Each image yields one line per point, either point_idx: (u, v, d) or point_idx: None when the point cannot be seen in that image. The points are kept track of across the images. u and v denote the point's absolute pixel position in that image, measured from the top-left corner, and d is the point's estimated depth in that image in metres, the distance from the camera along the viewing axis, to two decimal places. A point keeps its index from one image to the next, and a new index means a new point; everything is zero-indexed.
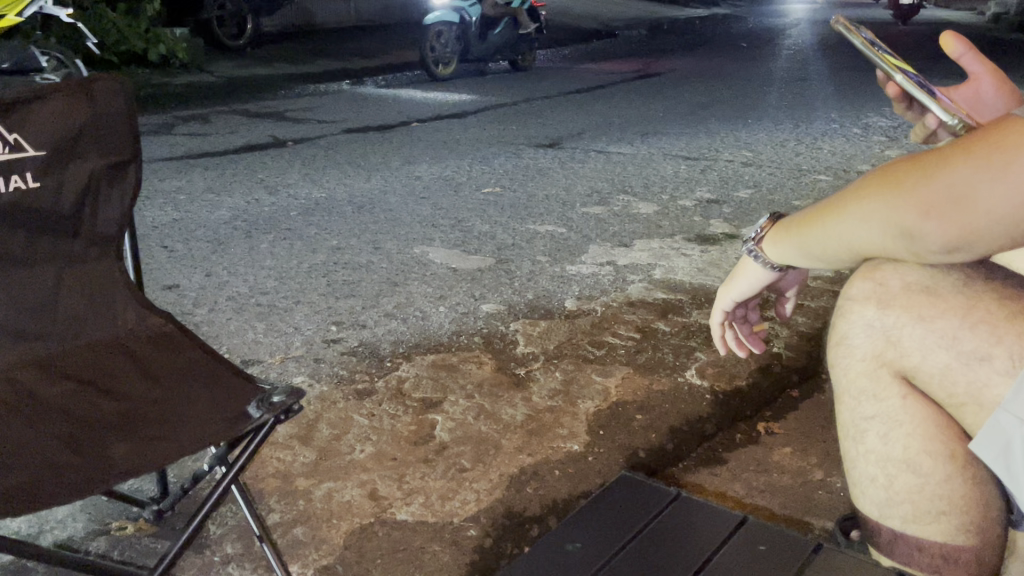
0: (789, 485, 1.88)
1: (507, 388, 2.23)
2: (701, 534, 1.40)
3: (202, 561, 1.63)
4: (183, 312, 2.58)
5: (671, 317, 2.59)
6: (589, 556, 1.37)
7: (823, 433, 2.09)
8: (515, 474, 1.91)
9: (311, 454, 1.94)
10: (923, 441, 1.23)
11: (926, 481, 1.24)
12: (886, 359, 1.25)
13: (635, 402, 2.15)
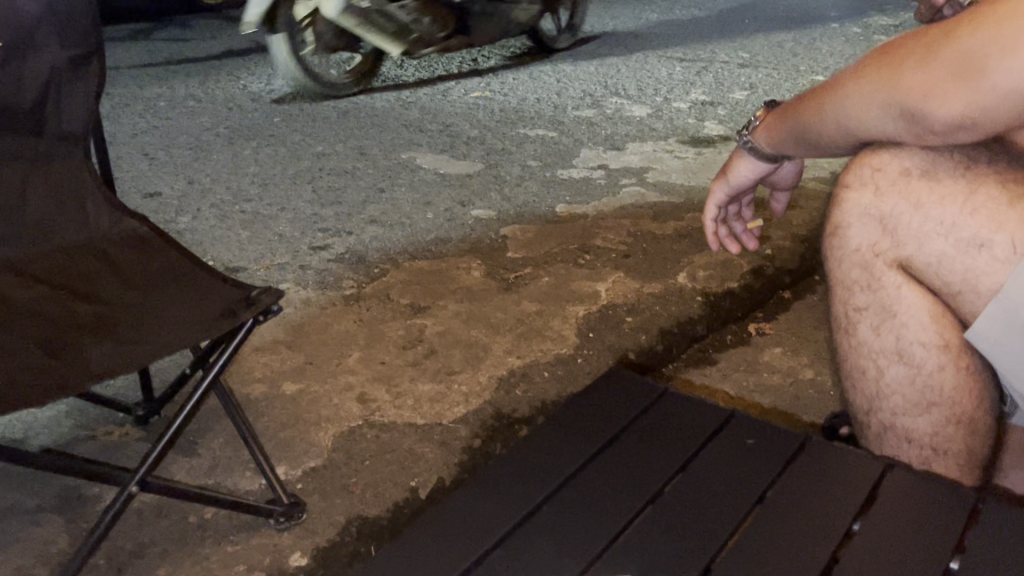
0: (778, 383, 1.86)
1: (495, 293, 2.22)
2: (701, 425, 1.17)
3: (194, 464, 1.66)
4: (165, 219, 2.55)
5: (663, 220, 2.56)
6: (560, 459, 1.12)
7: (815, 332, 2.06)
8: (503, 376, 1.91)
9: (301, 362, 1.96)
10: (918, 331, 1.11)
11: (918, 372, 1.11)
12: (880, 246, 1.14)
13: (624, 304, 2.14)
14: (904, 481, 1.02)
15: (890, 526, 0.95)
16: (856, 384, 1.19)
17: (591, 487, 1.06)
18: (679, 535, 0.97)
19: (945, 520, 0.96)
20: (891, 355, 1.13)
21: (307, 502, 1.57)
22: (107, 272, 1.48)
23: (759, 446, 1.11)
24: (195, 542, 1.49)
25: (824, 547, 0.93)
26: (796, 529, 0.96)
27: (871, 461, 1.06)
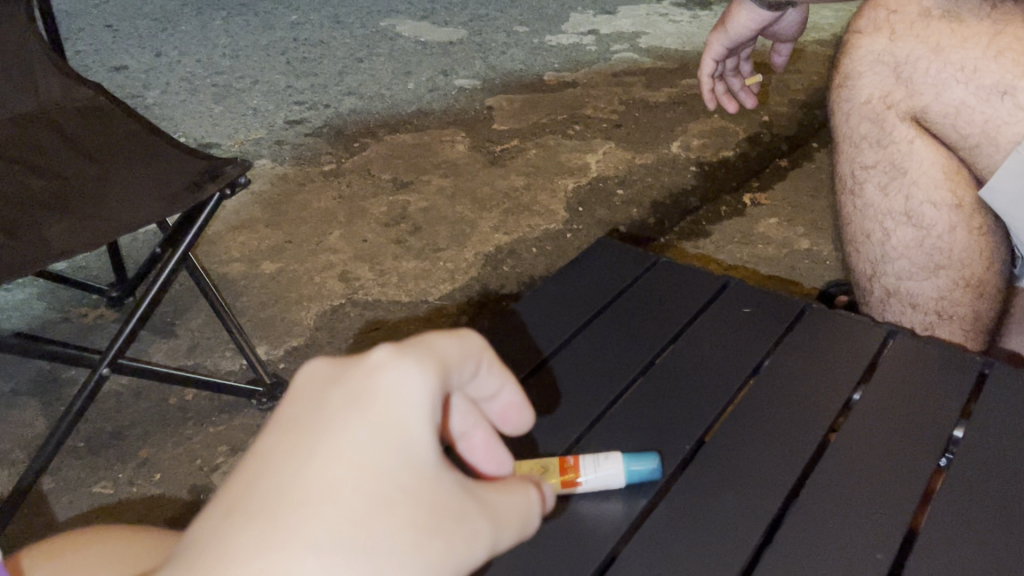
0: (774, 253, 1.80)
1: (481, 166, 2.12)
2: (693, 294, 1.11)
3: (172, 346, 1.61)
4: (132, 93, 2.42)
5: (657, 88, 2.44)
6: (547, 330, 1.07)
7: (814, 199, 1.98)
8: (490, 252, 1.84)
9: (280, 240, 1.89)
10: (929, 191, 1.03)
11: (926, 233, 1.04)
12: (892, 97, 1.05)
13: (616, 176, 2.05)
14: (908, 347, 0.97)
15: (889, 393, 0.91)
16: (860, 248, 1.13)
17: (578, 360, 1.01)
18: (671, 406, 0.93)
19: (948, 386, 0.91)
20: (899, 217, 1.06)
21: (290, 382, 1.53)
22: (62, 144, 1.40)
23: (754, 315, 1.06)
24: (175, 423, 1.45)
25: (823, 415, 0.89)
26: (792, 397, 0.92)
27: (873, 327, 1.01)
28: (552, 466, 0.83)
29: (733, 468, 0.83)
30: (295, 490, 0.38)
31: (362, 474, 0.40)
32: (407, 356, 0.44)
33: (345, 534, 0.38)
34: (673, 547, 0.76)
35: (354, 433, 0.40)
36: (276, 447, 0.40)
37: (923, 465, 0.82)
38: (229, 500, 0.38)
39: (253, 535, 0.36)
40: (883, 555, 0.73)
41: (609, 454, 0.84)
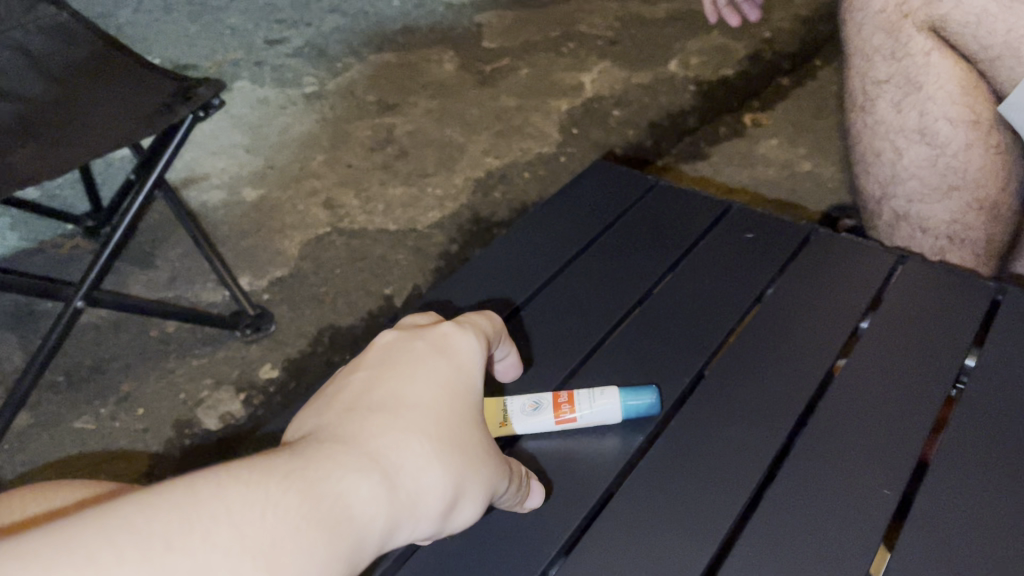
0: (775, 176, 1.73)
1: (471, 87, 2.04)
2: (693, 220, 1.06)
3: (151, 277, 1.56)
4: (103, 12, 2.31)
5: (654, 3, 2.34)
6: (541, 259, 1.02)
7: (817, 119, 1.90)
8: (480, 178, 1.77)
9: (262, 166, 1.82)
10: (945, 106, 0.96)
11: (941, 153, 0.98)
12: (907, 7, 0.97)
13: (611, 97, 1.98)
14: (918, 274, 0.92)
15: (898, 321, 0.87)
16: (869, 170, 1.09)
17: (573, 289, 0.97)
18: (669, 338, 0.88)
19: (960, 313, 0.87)
20: (913, 134, 1.00)
21: (275, 314, 1.48)
22: (25, 67, 1.31)
23: (757, 242, 1.01)
24: (158, 357, 1.41)
25: (829, 345, 0.85)
26: (797, 327, 0.87)
27: (881, 254, 0.96)
28: (545, 401, 0.80)
29: (734, 402, 0.79)
30: (403, 398, 0.59)
31: (437, 382, 0.62)
32: (465, 328, 0.70)
33: (440, 424, 0.58)
34: (669, 485, 0.72)
35: (445, 364, 0.64)
36: (392, 367, 0.63)
37: (934, 397, 0.78)
38: (354, 404, 0.58)
39: (399, 403, 0.59)
40: (889, 492, 0.69)
41: (605, 389, 0.80)
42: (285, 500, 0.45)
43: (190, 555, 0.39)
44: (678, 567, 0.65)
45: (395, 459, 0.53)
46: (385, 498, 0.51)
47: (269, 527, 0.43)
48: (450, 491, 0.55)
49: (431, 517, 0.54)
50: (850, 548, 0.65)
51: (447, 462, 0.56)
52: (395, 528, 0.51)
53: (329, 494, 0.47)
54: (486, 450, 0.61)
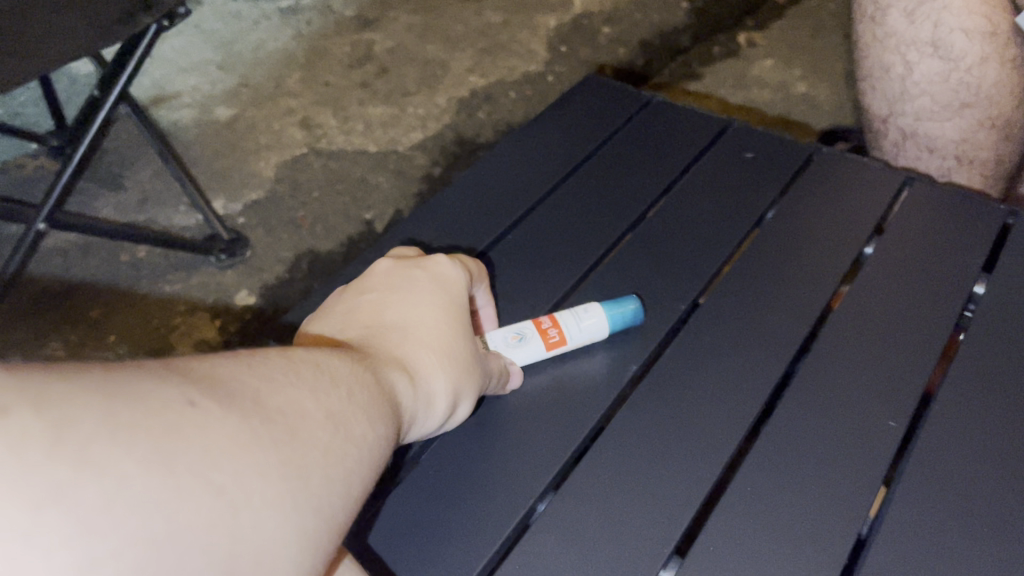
0: (770, 98, 1.67)
1: (455, 2, 1.95)
2: (690, 139, 1.00)
3: (120, 199, 1.49)
4: None
5: None
6: (530, 180, 0.97)
7: (814, 39, 1.83)
8: (464, 98, 1.69)
9: (235, 83, 1.74)
10: (960, 16, 0.89)
11: (953, 68, 0.91)
12: None
13: (601, 14, 1.89)
14: (927, 195, 0.88)
15: (903, 247, 0.82)
16: (876, 86, 1.03)
17: (563, 212, 0.92)
18: (663, 264, 0.84)
19: (968, 239, 0.83)
20: (925, 48, 0.93)
21: (250, 238, 1.43)
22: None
23: (757, 163, 0.96)
24: (128, 281, 1.36)
25: (833, 270, 0.81)
26: (799, 253, 0.83)
27: (888, 175, 0.91)
28: (529, 330, 0.75)
29: (733, 332, 0.75)
30: (416, 315, 0.62)
31: (445, 296, 0.65)
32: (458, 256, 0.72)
33: (454, 338, 0.62)
34: (664, 418, 0.69)
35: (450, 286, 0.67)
36: (403, 286, 0.65)
37: (941, 326, 0.74)
38: (371, 323, 0.61)
39: (416, 319, 0.62)
40: (894, 424, 0.66)
41: (587, 308, 0.76)
42: (356, 388, 0.49)
43: (330, 401, 0.46)
44: (676, 501, 0.62)
45: (421, 362, 0.58)
46: (414, 395, 0.56)
47: (365, 394, 0.49)
48: (461, 395, 0.61)
49: (441, 418, 0.59)
50: (854, 479, 0.63)
51: (461, 368, 0.61)
52: (415, 423, 0.57)
53: (379, 383, 0.52)
54: (485, 365, 0.66)
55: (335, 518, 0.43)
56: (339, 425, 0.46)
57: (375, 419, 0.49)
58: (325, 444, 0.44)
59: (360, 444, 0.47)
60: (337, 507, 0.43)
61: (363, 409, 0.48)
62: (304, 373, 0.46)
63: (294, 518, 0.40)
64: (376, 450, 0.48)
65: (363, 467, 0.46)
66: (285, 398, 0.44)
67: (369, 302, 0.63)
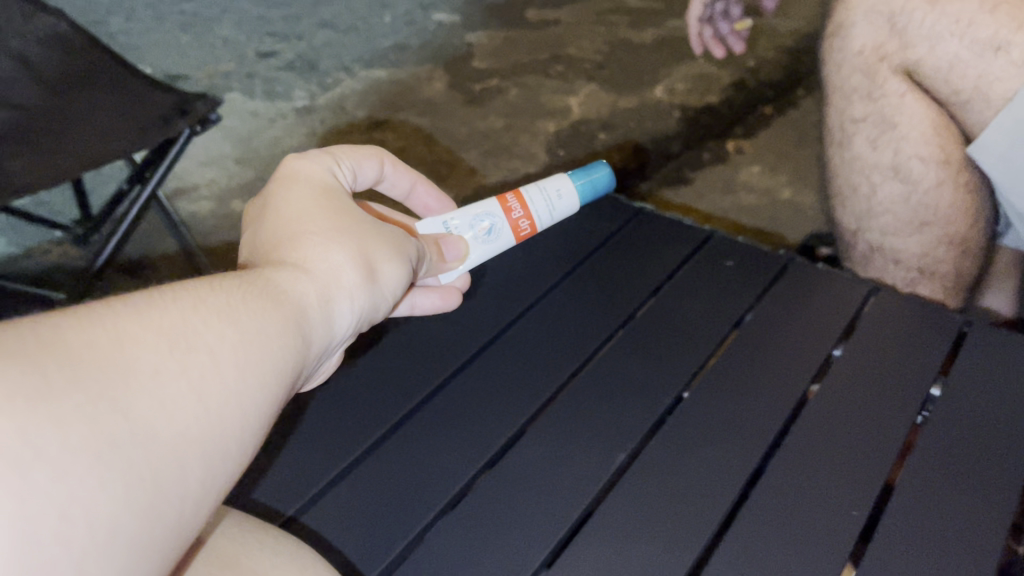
0: (756, 203, 1.77)
1: (460, 106, 2.08)
2: (677, 247, 1.09)
3: (139, 286, 1.58)
4: (95, 21, 2.39)
5: (642, 27, 2.40)
6: (530, 280, 1.06)
7: (797, 148, 1.94)
8: (467, 196, 1.80)
9: (251, 177, 1.85)
10: (917, 145, 1.02)
11: (913, 190, 1.04)
12: (886, 49, 1.04)
13: (598, 120, 2.02)
14: (889, 304, 0.96)
15: (870, 350, 0.90)
16: (845, 203, 1.15)
17: (560, 310, 1.00)
18: (652, 361, 0.91)
19: (928, 344, 0.91)
20: (886, 171, 1.06)
21: None
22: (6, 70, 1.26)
23: (737, 269, 1.05)
24: None
25: (804, 370, 0.88)
26: (777, 352, 0.91)
27: (856, 284, 1.00)
28: (498, 221, 1.00)
29: (715, 422, 0.83)
30: (289, 227, 0.69)
31: (311, 187, 0.74)
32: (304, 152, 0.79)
33: (330, 228, 0.70)
34: (652, 502, 0.75)
35: (308, 184, 0.75)
36: (269, 207, 0.72)
37: (901, 423, 0.81)
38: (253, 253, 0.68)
39: (294, 226, 0.69)
40: (858, 512, 0.73)
41: (553, 193, 1.05)
42: (209, 305, 0.53)
43: (163, 320, 0.48)
44: None
45: (311, 251, 0.67)
46: (316, 279, 0.65)
47: (218, 307, 0.53)
48: (366, 260, 0.70)
49: (366, 283, 0.69)
50: (819, 562, 0.69)
51: (351, 239, 0.70)
52: (337, 301, 0.66)
53: (271, 287, 0.61)
54: (382, 230, 0.74)
55: (192, 440, 0.46)
56: (178, 348, 0.48)
57: (225, 337, 0.52)
58: (163, 369, 0.46)
59: (210, 361, 0.49)
60: (189, 430, 0.46)
61: (210, 328, 0.51)
62: (129, 306, 0.48)
63: (140, 451, 0.42)
64: (231, 357, 0.51)
65: (217, 383, 0.49)
66: (104, 326, 0.45)
67: (255, 226, 0.73)
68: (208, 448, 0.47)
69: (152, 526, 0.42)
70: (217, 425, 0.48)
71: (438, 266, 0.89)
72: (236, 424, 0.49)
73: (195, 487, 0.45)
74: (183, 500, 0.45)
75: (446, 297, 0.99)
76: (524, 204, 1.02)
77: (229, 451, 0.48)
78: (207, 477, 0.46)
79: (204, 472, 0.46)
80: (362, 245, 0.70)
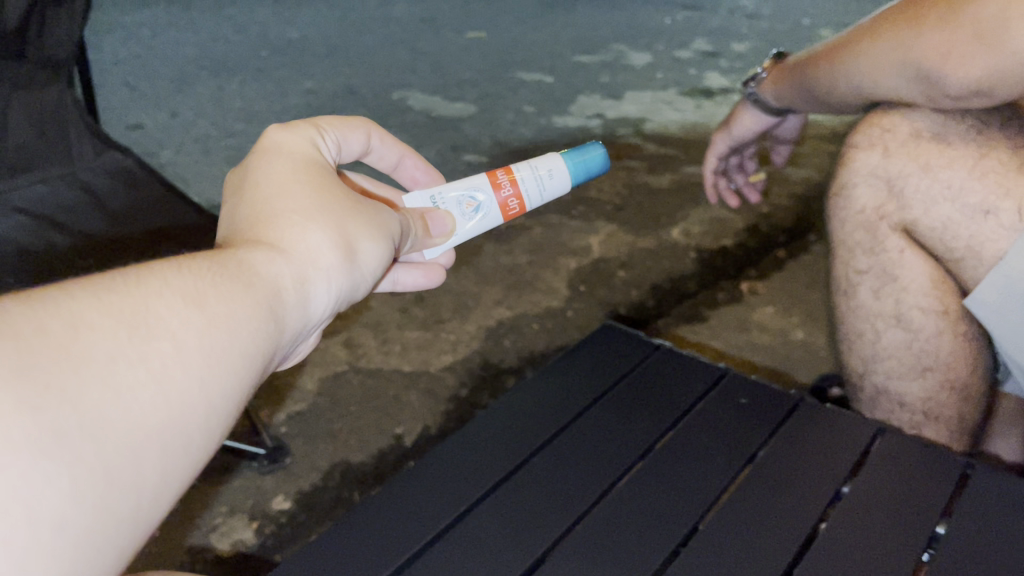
0: (769, 343, 1.84)
1: (487, 241, 2.19)
2: (693, 383, 1.16)
3: None
4: (149, 154, 2.57)
5: (660, 172, 2.55)
6: (555, 411, 1.12)
7: (809, 291, 2.02)
8: (491, 326, 1.88)
9: None
10: (918, 296, 1.13)
11: (915, 337, 1.14)
12: (885, 209, 1.16)
13: (617, 258, 2.12)
14: (896, 444, 1.01)
15: (879, 487, 0.95)
16: (852, 348, 1.24)
17: (583, 439, 1.06)
18: (670, 492, 0.96)
19: (934, 485, 0.95)
20: (889, 319, 1.16)
21: (290, 446, 1.56)
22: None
23: (751, 405, 1.11)
24: None
25: (813, 507, 0.93)
26: (788, 487, 0.96)
27: (863, 424, 1.06)
28: (484, 200, 1.08)
29: (728, 553, 0.87)
30: (270, 203, 0.75)
31: (292, 163, 0.80)
32: (288, 124, 0.86)
33: (309, 207, 0.75)
34: None
35: (287, 160, 0.81)
36: (252, 180, 0.78)
37: (907, 561, 0.85)
38: (235, 227, 0.74)
39: (275, 202, 0.75)
40: None
41: (546, 170, 1.11)
42: (174, 289, 0.58)
43: (121, 308, 0.54)
44: None
45: (291, 231, 0.73)
46: (294, 261, 0.71)
47: (184, 291, 0.59)
48: (345, 241, 0.76)
49: (344, 258, 0.75)
50: None
51: (330, 218, 0.76)
52: (314, 281, 0.72)
53: (246, 268, 0.66)
54: (364, 208, 0.80)
55: (145, 431, 0.52)
56: (136, 336, 0.54)
57: (190, 322, 0.58)
58: (119, 357, 0.52)
59: (168, 347, 0.55)
60: (142, 417, 0.52)
61: (175, 313, 0.57)
62: (90, 292, 0.54)
63: (91, 439, 0.49)
64: (191, 341, 0.57)
65: (177, 368, 0.55)
66: (64, 317, 0.51)
67: (239, 197, 0.79)
68: (163, 431, 0.53)
69: (101, 506, 0.49)
70: (174, 411, 0.54)
71: (424, 241, 0.99)
72: (196, 406, 0.56)
73: (150, 465, 0.52)
74: (138, 478, 0.52)
75: (430, 274, 1.11)
76: (514, 182, 1.10)
77: (189, 434, 0.55)
78: (162, 462, 0.53)
79: (160, 459, 0.53)
80: (339, 225, 0.76)
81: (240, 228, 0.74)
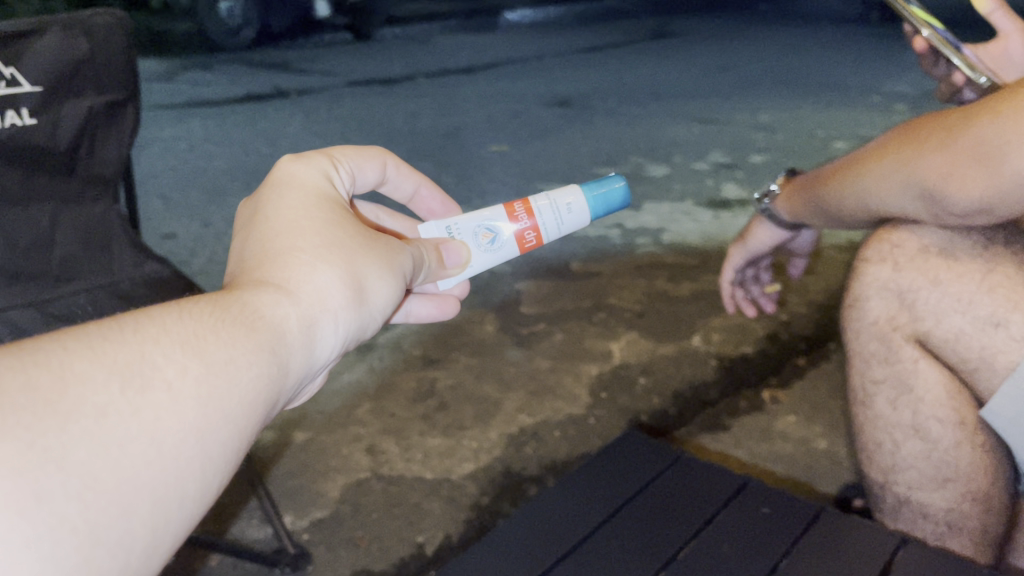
0: (791, 451, 1.84)
1: (509, 348, 2.22)
2: (716, 492, 1.16)
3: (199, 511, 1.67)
4: (181, 263, 2.68)
5: (679, 281, 2.59)
6: (579, 519, 1.13)
7: (831, 399, 2.03)
8: (514, 434, 1.89)
9: (311, 408, 1.97)
10: (934, 408, 1.15)
11: (934, 447, 1.16)
12: (898, 320, 1.19)
13: (638, 365, 2.15)
14: (918, 556, 1.01)
15: None
16: (872, 457, 1.26)
17: (606, 547, 1.07)
18: None
19: None
20: (908, 430, 1.19)
21: (313, 554, 1.56)
22: (31, 316, 1.27)
23: (773, 515, 1.11)
24: None
25: None
26: None
27: (885, 535, 1.05)
28: (496, 231, 1.16)
29: None
30: (278, 243, 0.80)
31: (302, 202, 0.85)
32: (298, 161, 0.91)
33: (316, 248, 0.80)
34: None
35: (296, 199, 0.86)
36: (265, 217, 0.83)
37: None
38: (245, 266, 0.79)
39: (286, 240, 0.80)
40: None
41: (566, 203, 1.17)
42: (170, 337, 0.63)
43: (115, 360, 0.58)
44: None
45: (298, 272, 0.77)
46: (299, 302, 0.75)
47: (183, 339, 0.63)
48: (352, 281, 0.80)
49: (351, 296, 0.79)
50: None
51: (337, 258, 0.80)
52: (320, 321, 0.76)
53: (249, 311, 0.71)
54: (375, 248, 0.85)
55: (138, 484, 0.56)
56: (131, 386, 0.58)
57: (186, 369, 0.62)
58: (111, 408, 0.56)
59: (161, 395, 0.59)
60: (135, 467, 0.56)
61: (171, 362, 0.61)
62: (86, 345, 0.58)
63: (80, 491, 0.53)
64: (186, 389, 0.61)
65: (171, 417, 0.59)
66: (57, 372, 0.55)
67: (248, 236, 0.84)
68: (159, 478, 0.57)
69: (92, 555, 0.53)
70: (169, 461, 0.58)
71: (439, 272, 1.04)
72: (192, 454, 0.60)
73: (143, 512, 0.56)
74: (131, 525, 0.55)
75: (444, 305, 1.18)
76: (531, 213, 1.17)
77: (183, 484, 0.59)
78: (154, 508, 0.57)
79: (151, 505, 0.57)
80: (344, 265, 0.80)
81: (248, 269, 0.78)
